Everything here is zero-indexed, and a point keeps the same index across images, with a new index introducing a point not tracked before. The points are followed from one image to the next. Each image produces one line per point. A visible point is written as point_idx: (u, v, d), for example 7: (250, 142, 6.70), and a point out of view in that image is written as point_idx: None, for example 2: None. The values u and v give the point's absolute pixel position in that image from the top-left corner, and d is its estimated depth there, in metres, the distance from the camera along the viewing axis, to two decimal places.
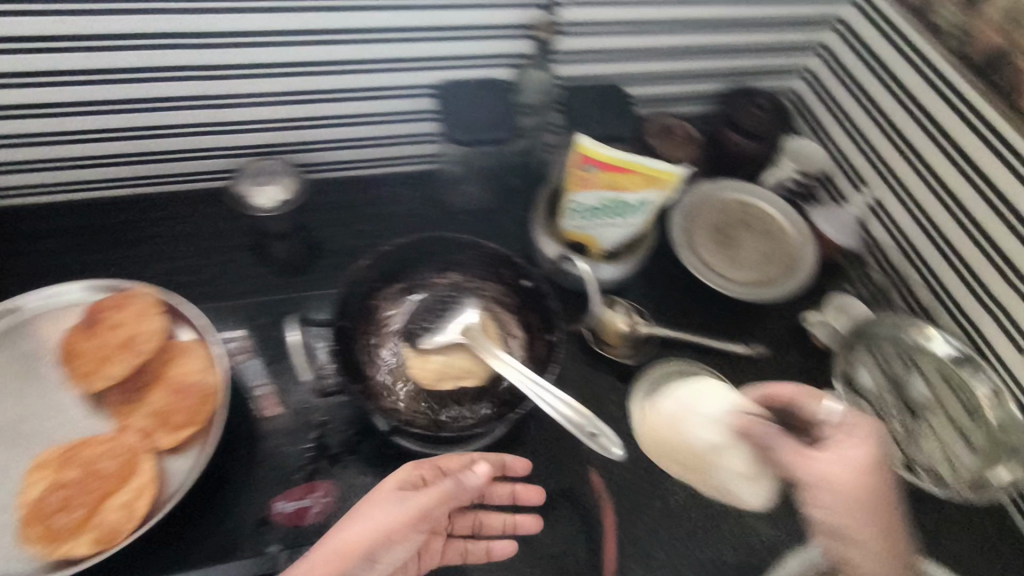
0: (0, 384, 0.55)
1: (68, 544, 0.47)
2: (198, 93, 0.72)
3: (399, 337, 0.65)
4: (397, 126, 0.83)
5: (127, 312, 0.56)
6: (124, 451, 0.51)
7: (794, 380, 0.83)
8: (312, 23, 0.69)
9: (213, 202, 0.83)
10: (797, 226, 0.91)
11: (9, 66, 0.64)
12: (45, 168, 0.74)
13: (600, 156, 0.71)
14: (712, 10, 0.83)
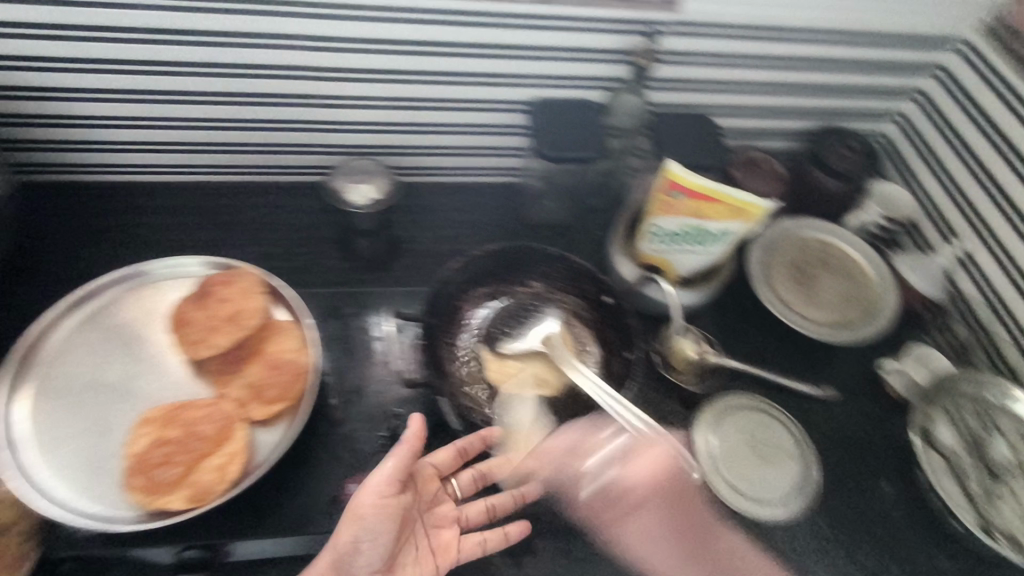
0: (114, 343, 0.61)
1: (165, 497, 0.51)
2: (307, 92, 0.76)
3: (480, 339, 0.69)
4: (488, 138, 0.86)
5: (234, 290, 0.61)
6: (221, 417, 0.55)
7: (865, 427, 0.81)
8: (422, 34, 0.72)
9: (308, 195, 0.87)
10: (880, 271, 0.88)
11: (146, 55, 0.69)
12: (159, 150, 0.79)
13: (689, 183, 0.71)
14: (813, 48, 0.83)
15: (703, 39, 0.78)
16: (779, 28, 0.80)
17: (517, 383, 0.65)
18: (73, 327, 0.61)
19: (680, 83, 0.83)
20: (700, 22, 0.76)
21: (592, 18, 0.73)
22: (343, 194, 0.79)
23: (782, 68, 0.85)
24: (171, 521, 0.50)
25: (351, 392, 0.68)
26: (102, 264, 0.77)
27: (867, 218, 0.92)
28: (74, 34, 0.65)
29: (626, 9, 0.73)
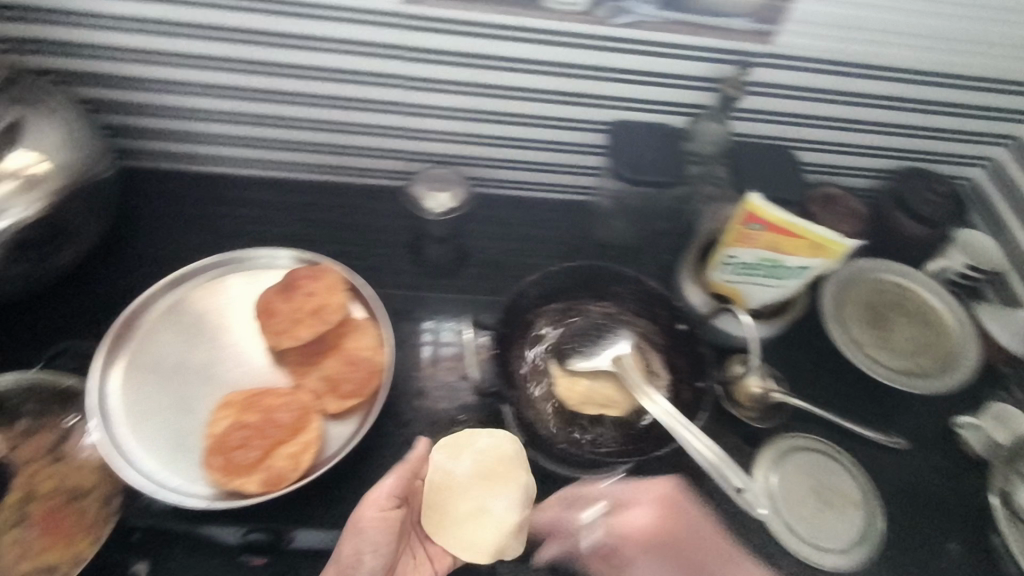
0: (205, 328, 0.67)
1: (242, 478, 0.55)
2: (396, 99, 0.78)
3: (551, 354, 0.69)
4: (563, 155, 0.87)
5: (320, 285, 0.65)
6: (298, 407, 0.59)
7: (935, 483, 0.78)
8: (513, 50, 0.73)
9: (386, 198, 0.90)
10: (959, 321, 0.86)
11: (250, 54, 0.72)
12: (252, 146, 0.83)
13: (770, 216, 0.70)
14: (909, 88, 0.80)
15: (794, 72, 0.77)
16: (875, 66, 0.77)
17: (583, 402, 0.66)
18: (161, 313, 0.67)
19: (764, 114, 0.82)
20: (793, 56, 0.75)
21: (683, 45, 0.73)
22: (422, 200, 0.81)
23: (874, 106, 0.82)
24: (247, 502, 0.53)
25: (416, 394, 0.69)
26: (191, 249, 0.82)
27: (949, 267, 0.89)
28: (188, 30, 0.70)
29: (719, 38, 0.72)
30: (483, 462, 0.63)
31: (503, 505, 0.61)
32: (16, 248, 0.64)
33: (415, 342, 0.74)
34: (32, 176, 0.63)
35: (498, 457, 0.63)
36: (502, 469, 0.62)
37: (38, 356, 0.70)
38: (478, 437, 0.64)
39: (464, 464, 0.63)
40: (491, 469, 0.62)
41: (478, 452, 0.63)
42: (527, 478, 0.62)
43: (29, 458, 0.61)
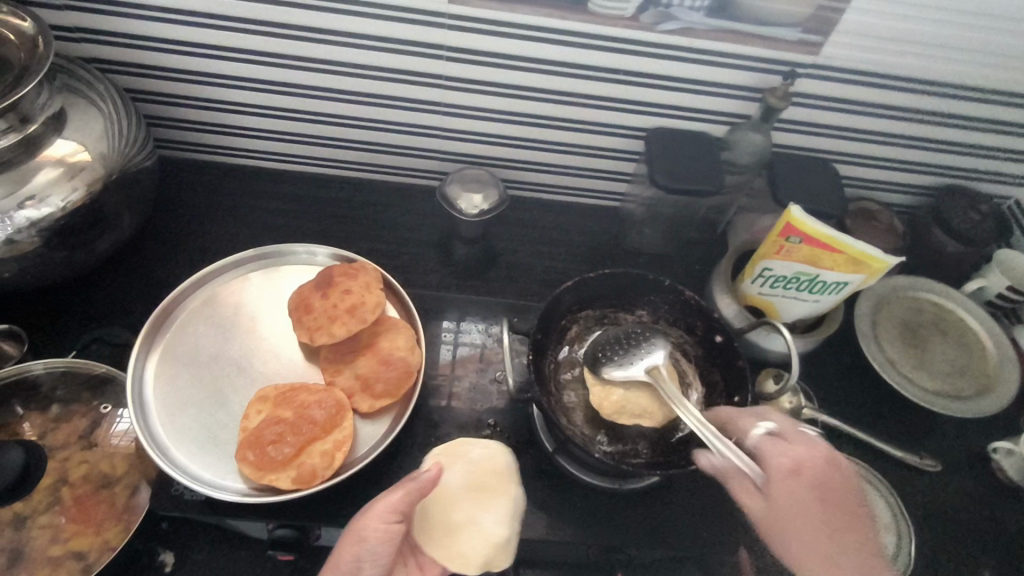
0: (242, 322, 0.69)
1: (273, 474, 0.55)
2: (435, 99, 0.78)
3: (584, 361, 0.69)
4: (598, 160, 0.87)
5: (357, 283, 0.65)
6: (331, 405, 0.60)
7: (966, 508, 0.76)
8: (556, 54, 0.72)
9: (419, 197, 0.91)
10: (1000, 343, 0.83)
11: (294, 51, 0.72)
12: (292, 140, 0.85)
13: (808, 229, 0.69)
14: (957, 107, 0.78)
15: (839, 84, 0.75)
16: (926, 81, 0.75)
17: (618, 412, 0.64)
18: (197, 305, 0.69)
19: (804, 125, 0.81)
20: (840, 68, 0.74)
21: (728, 53, 0.72)
22: (456, 201, 0.81)
23: (921, 121, 0.80)
24: (278, 498, 0.54)
25: (447, 396, 0.70)
26: (226, 240, 0.83)
27: (990, 287, 0.86)
28: (232, 24, 0.70)
29: (765, 47, 0.71)
30: (476, 472, 0.61)
31: (494, 517, 0.58)
32: (57, 234, 0.64)
33: (446, 342, 0.74)
34: (77, 163, 0.63)
35: (492, 468, 0.62)
36: (495, 480, 0.61)
37: (76, 340, 0.71)
38: (472, 448, 0.63)
39: (456, 474, 0.61)
40: (484, 480, 0.61)
41: (473, 462, 0.62)
42: (517, 492, 0.61)
43: (62, 442, 0.61)
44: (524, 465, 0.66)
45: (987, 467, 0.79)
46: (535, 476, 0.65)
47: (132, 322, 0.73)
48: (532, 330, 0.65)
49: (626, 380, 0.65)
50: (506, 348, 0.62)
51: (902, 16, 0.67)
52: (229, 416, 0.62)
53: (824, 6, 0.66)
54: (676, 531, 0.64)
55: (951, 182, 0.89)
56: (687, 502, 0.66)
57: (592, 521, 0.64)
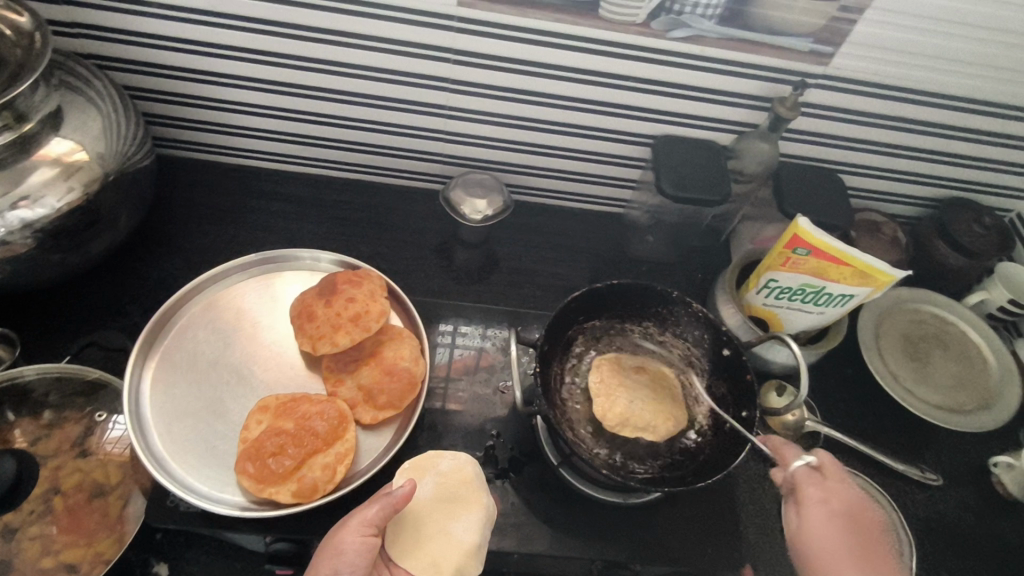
0: (242, 329, 0.68)
1: (273, 488, 0.55)
2: (442, 102, 0.77)
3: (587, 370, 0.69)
4: (602, 167, 0.87)
5: (362, 291, 0.64)
6: (333, 416, 0.59)
7: (968, 521, 0.76)
8: (566, 59, 0.71)
9: (421, 200, 0.90)
10: (1001, 358, 0.82)
11: (299, 51, 0.71)
12: (294, 141, 0.83)
13: (815, 241, 0.68)
14: (965, 120, 0.78)
15: (848, 95, 0.75)
16: (936, 93, 0.74)
17: (621, 423, 0.65)
18: (197, 311, 0.68)
19: (812, 135, 0.81)
20: (851, 80, 0.73)
21: (738, 61, 0.71)
22: (459, 205, 0.80)
23: (928, 133, 0.80)
24: (278, 513, 0.54)
25: (450, 406, 0.69)
26: (225, 241, 0.81)
27: (992, 301, 0.86)
28: (235, 22, 0.68)
29: (775, 57, 0.70)
30: (444, 484, 0.59)
31: (464, 525, 0.57)
32: (51, 236, 0.62)
33: (448, 348, 0.74)
34: (73, 163, 0.62)
35: (461, 478, 0.60)
36: (465, 490, 0.59)
37: (69, 344, 0.69)
38: (442, 460, 0.62)
39: (425, 487, 0.59)
40: (453, 491, 0.59)
41: (442, 474, 0.60)
42: (490, 500, 0.59)
43: (53, 451, 0.59)
44: (528, 476, 0.65)
45: (987, 481, 0.79)
46: (538, 489, 0.65)
47: (127, 326, 0.71)
48: (538, 340, 0.64)
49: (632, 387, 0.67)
50: (515, 359, 0.61)
51: (914, 29, 0.67)
52: (227, 426, 0.61)
53: (837, 17, 0.66)
54: (677, 543, 0.64)
55: (954, 193, 0.89)
56: (689, 513, 0.66)
57: (596, 534, 0.63)
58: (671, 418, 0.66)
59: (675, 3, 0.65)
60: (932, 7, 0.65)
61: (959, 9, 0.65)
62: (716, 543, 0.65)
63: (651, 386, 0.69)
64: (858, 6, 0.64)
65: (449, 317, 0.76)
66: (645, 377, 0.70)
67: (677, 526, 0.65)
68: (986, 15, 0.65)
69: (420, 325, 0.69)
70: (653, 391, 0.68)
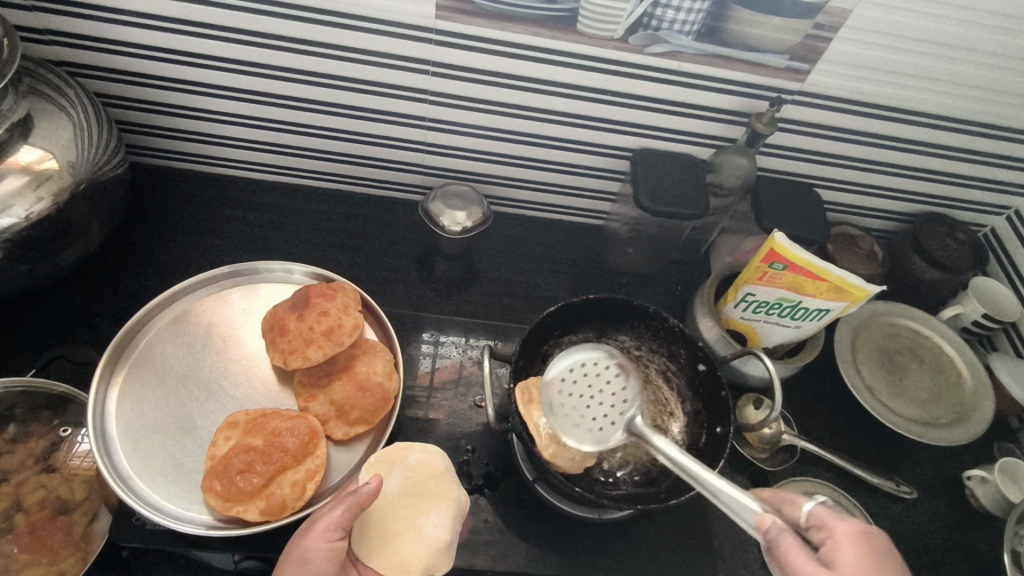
0: (212, 341, 0.67)
1: (241, 505, 0.54)
2: (422, 114, 0.77)
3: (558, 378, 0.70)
4: (583, 179, 0.87)
5: (335, 304, 0.63)
6: (305, 432, 0.58)
7: (941, 533, 0.76)
8: (545, 73, 0.71)
9: (401, 211, 0.90)
10: (976, 372, 0.83)
11: (269, 59, 0.70)
12: (271, 151, 0.83)
13: (791, 255, 0.68)
14: (938, 137, 0.79)
15: (824, 111, 0.76)
16: (908, 111, 0.75)
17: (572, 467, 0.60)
18: (166, 323, 0.67)
19: (789, 150, 0.82)
20: (826, 96, 0.74)
21: (716, 77, 0.72)
22: (439, 217, 0.80)
23: (903, 149, 0.81)
24: (245, 532, 0.53)
25: (426, 421, 0.68)
26: (199, 251, 0.80)
27: (967, 314, 0.86)
28: (210, 31, 0.67)
29: (752, 72, 0.71)
30: (413, 478, 0.58)
31: (434, 521, 0.56)
32: (18, 248, 0.61)
33: (429, 358, 0.74)
34: (43, 172, 0.61)
35: (429, 472, 0.59)
36: (435, 484, 0.58)
37: (36, 357, 0.68)
38: (410, 452, 0.60)
39: (393, 482, 0.58)
40: (422, 485, 0.58)
41: (410, 468, 0.59)
42: (460, 492, 0.58)
43: (16, 466, 0.58)
44: (503, 492, 0.65)
45: (961, 495, 0.79)
46: (513, 503, 0.64)
47: (97, 339, 0.70)
48: (512, 355, 0.63)
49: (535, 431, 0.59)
50: (488, 375, 0.60)
51: (887, 48, 0.68)
52: (196, 443, 0.60)
53: (812, 35, 0.66)
54: (649, 558, 0.64)
55: (929, 208, 0.90)
56: (663, 527, 0.66)
57: (571, 548, 0.63)
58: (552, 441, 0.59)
59: (653, 19, 0.65)
60: (905, 27, 0.65)
61: (932, 29, 0.65)
62: (691, 558, 0.65)
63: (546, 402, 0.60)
64: (832, 25, 0.65)
65: (429, 330, 0.76)
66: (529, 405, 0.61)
67: (652, 540, 0.65)
68: (957, 35, 0.66)
69: (395, 338, 0.68)
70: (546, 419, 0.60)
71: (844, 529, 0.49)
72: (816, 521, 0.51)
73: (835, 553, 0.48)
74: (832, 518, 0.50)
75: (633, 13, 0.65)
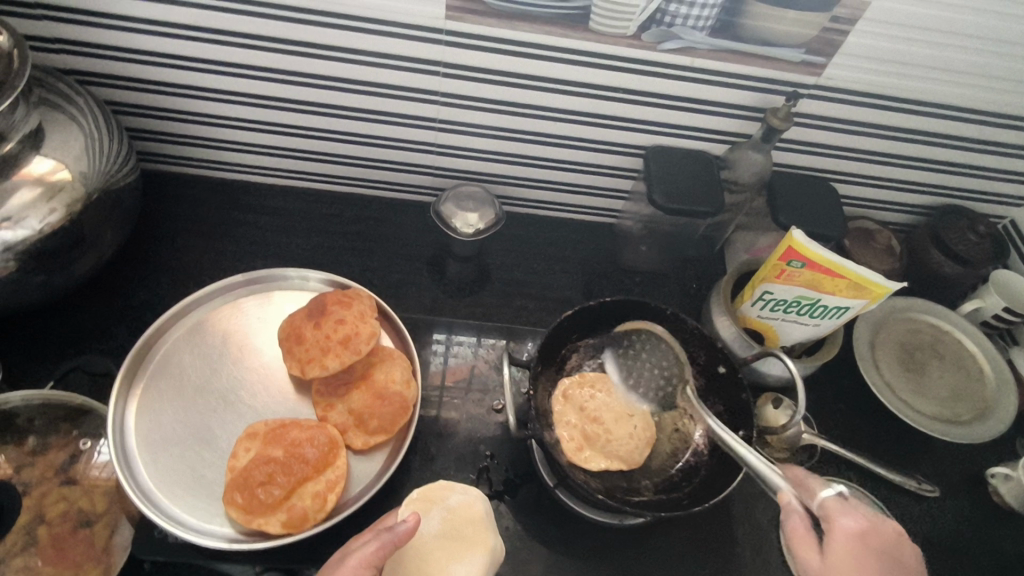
0: (230, 352, 0.67)
1: (263, 518, 0.54)
2: (432, 116, 0.76)
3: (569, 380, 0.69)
4: (595, 177, 0.86)
5: (350, 312, 0.63)
6: (325, 443, 0.58)
7: (965, 533, 0.75)
8: (556, 72, 0.70)
9: (413, 212, 0.89)
10: (998, 368, 0.82)
11: (278, 64, 0.70)
12: (282, 155, 0.82)
13: (809, 253, 0.67)
14: (958, 128, 0.77)
15: (840, 105, 0.74)
16: (927, 103, 0.74)
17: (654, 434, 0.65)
18: (183, 333, 0.67)
19: (805, 145, 0.80)
20: (843, 90, 0.72)
21: (730, 73, 0.71)
22: (450, 220, 0.79)
23: (922, 142, 0.79)
24: (268, 544, 0.53)
25: (443, 425, 0.68)
26: (211, 257, 0.80)
27: (986, 308, 0.85)
28: (218, 37, 0.67)
29: (767, 67, 0.70)
30: (451, 521, 0.57)
31: (466, 569, 0.54)
32: (32, 260, 0.61)
33: (442, 357, 0.74)
34: (55, 183, 0.61)
35: (469, 516, 0.58)
36: (473, 530, 0.57)
37: (51, 369, 0.67)
38: (451, 493, 0.59)
39: (431, 521, 0.57)
40: (460, 530, 0.57)
41: (449, 509, 0.58)
42: (495, 542, 0.56)
43: (37, 478, 0.58)
44: (523, 498, 0.64)
45: (985, 492, 0.78)
46: (533, 509, 0.64)
47: (111, 348, 0.70)
48: (531, 362, 0.62)
49: (629, 437, 0.64)
50: (508, 382, 0.59)
51: (904, 40, 0.66)
52: (215, 453, 0.60)
53: (829, 28, 0.65)
54: (672, 564, 0.63)
55: (947, 201, 0.89)
56: (684, 532, 0.65)
57: (593, 554, 0.62)
58: (615, 460, 0.63)
59: (666, 15, 0.64)
60: (923, 18, 0.64)
61: (949, 19, 0.64)
62: (712, 563, 0.64)
63: (608, 403, 0.66)
64: (849, 17, 0.64)
65: (440, 330, 0.77)
66: (581, 449, 0.63)
67: (672, 548, 0.64)
68: (975, 25, 0.65)
69: (412, 345, 0.68)
70: (613, 422, 0.65)
71: (846, 525, 0.49)
72: (823, 511, 0.51)
73: (830, 548, 0.49)
74: (840, 511, 0.50)
75: (645, 9, 0.64)
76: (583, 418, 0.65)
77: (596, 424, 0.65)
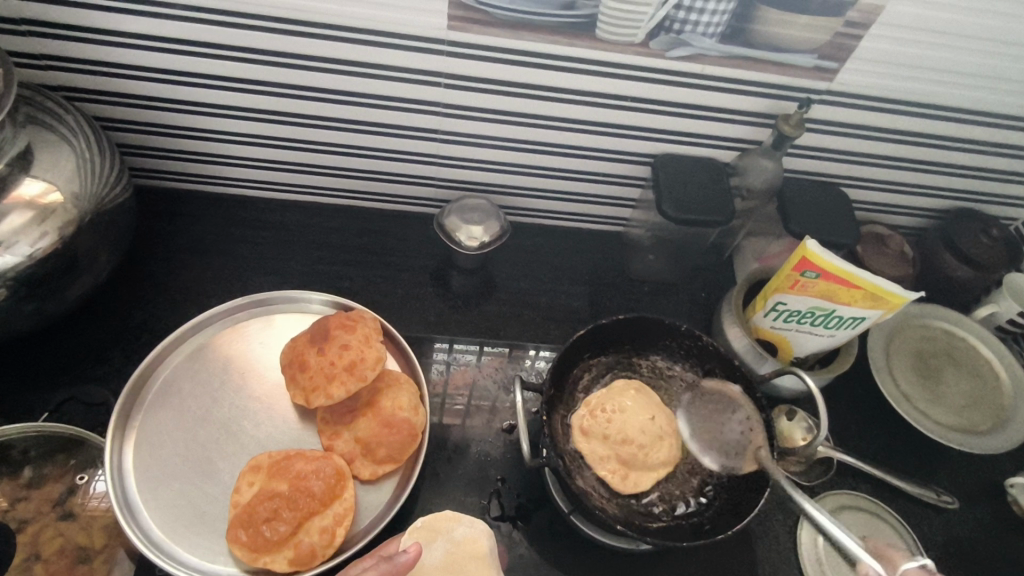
0: (231, 379, 0.65)
1: (269, 556, 0.53)
2: (434, 127, 0.74)
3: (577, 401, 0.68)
4: (601, 186, 0.84)
5: (354, 336, 0.61)
6: (331, 474, 0.56)
7: (987, 545, 0.73)
8: (562, 81, 0.68)
9: (415, 224, 0.87)
10: (1016, 375, 0.80)
11: (275, 77, 0.68)
12: (280, 169, 0.80)
13: (824, 264, 0.65)
14: (973, 131, 0.75)
15: (853, 110, 0.73)
16: (941, 107, 0.72)
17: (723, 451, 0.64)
18: (182, 359, 0.65)
19: (817, 151, 0.79)
20: (856, 95, 0.71)
21: (740, 79, 0.69)
22: (454, 233, 0.77)
23: (936, 146, 0.77)
24: None
25: (451, 447, 0.66)
26: (209, 276, 0.78)
27: (1002, 313, 0.84)
28: (213, 50, 0.65)
29: (779, 73, 0.68)
30: (454, 554, 0.55)
31: None
32: (24, 286, 0.59)
33: (445, 365, 0.73)
34: (48, 206, 0.58)
35: (473, 551, 0.55)
36: (475, 567, 0.54)
37: (46, 397, 0.65)
38: (458, 525, 0.57)
39: (433, 553, 0.55)
40: (462, 565, 0.55)
41: (454, 542, 0.56)
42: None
43: (32, 513, 0.56)
44: (537, 523, 0.63)
45: (1004, 503, 0.77)
46: (547, 535, 0.62)
47: (108, 374, 0.68)
48: (544, 384, 0.61)
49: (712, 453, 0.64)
50: (520, 405, 0.57)
51: (919, 43, 0.65)
52: (217, 486, 0.58)
53: (842, 32, 0.63)
54: None
55: (960, 204, 0.87)
56: (701, 556, 0.64)
57: None
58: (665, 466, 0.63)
59: (675, 22, 0.62)
60: (939, 21, 0.62)
61: (966, 22, 0.63)
62: None
63: (628, 420, 0.64)
64: (863, 21, 0.62)
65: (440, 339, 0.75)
66: (627, 476, 0.62)
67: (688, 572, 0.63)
68: (993, 27, 0.63)
69: (419, 367, 0.66)
70: (645, 440, 0.63)
71: None
72: None
73: None
74: None
75: (653, 17, 0.62)
76: (611, 444, 0.63)
77: (628, 446, 0.63)
